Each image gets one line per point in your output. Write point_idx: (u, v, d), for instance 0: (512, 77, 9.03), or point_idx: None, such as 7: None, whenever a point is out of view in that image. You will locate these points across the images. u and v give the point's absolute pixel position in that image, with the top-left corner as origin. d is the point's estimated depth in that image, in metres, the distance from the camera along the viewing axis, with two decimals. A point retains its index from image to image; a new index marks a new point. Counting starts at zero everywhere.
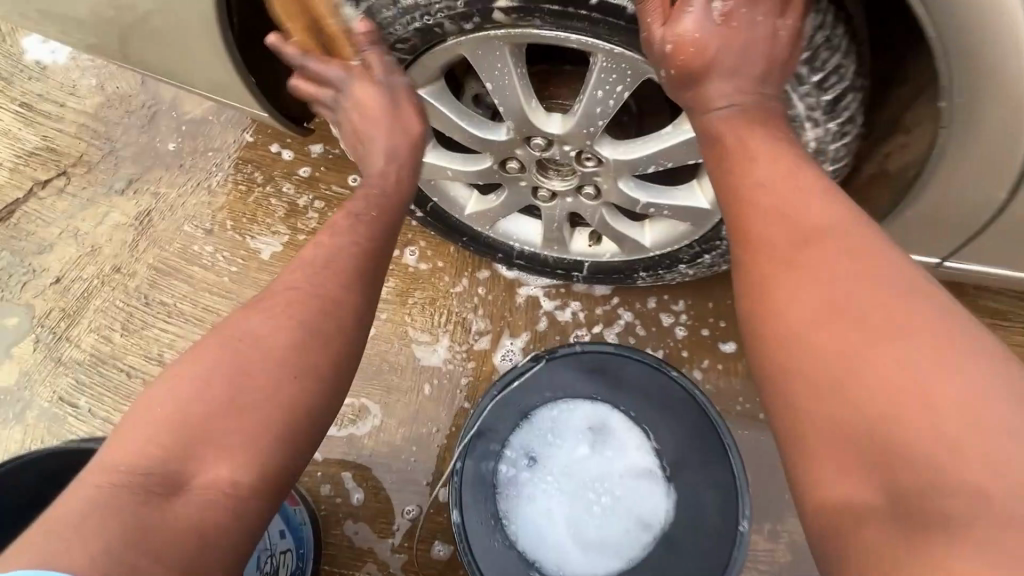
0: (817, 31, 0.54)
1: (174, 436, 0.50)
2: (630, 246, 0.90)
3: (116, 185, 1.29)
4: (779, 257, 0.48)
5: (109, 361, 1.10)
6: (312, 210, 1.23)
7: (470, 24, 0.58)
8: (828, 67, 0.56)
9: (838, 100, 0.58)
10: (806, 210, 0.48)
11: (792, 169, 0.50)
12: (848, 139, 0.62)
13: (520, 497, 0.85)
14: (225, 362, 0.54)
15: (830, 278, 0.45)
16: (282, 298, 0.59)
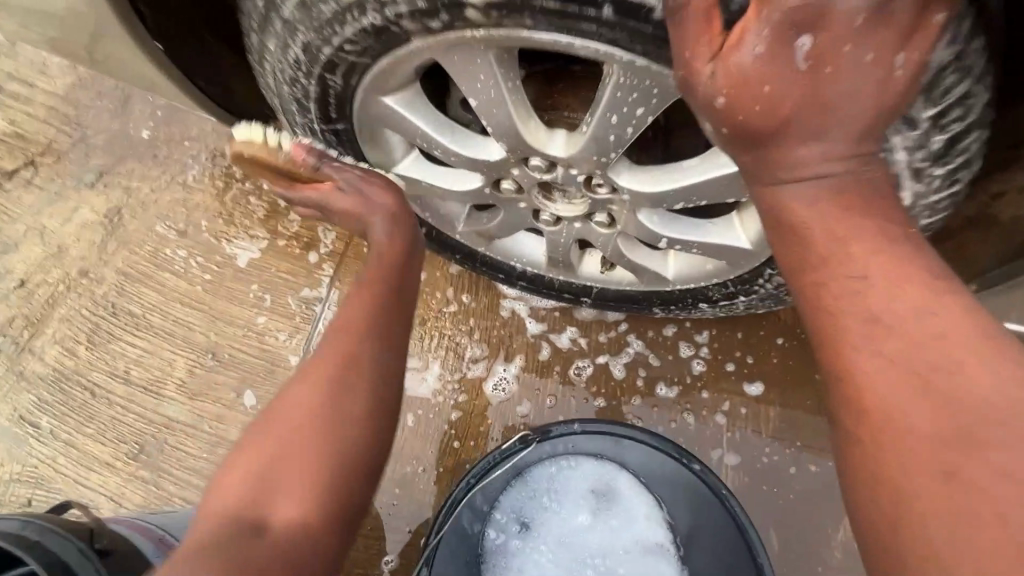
0: (950, 47, 0.38)
1: (253, 474, 0.47)
2: (650, 278, 0.75)
3: (86, 177, 1.18)
4: (896, 426, 0.34)
5: (73, 377, 1.02)
6: (294, 211, 1.10)
7: (437, 23, 0.43)
8: (951, 98, 0.41)
9: (955, 141, 0.44)
10: (938, 362, 0.33)
11: (923, 299, 0.35)
12: (957, 185, 0.48)
13: (510, 569, 0.74)
14: (283, 409, 0.51)
15: (990, 481, 0.31)
16: (315, 359, 0.53)
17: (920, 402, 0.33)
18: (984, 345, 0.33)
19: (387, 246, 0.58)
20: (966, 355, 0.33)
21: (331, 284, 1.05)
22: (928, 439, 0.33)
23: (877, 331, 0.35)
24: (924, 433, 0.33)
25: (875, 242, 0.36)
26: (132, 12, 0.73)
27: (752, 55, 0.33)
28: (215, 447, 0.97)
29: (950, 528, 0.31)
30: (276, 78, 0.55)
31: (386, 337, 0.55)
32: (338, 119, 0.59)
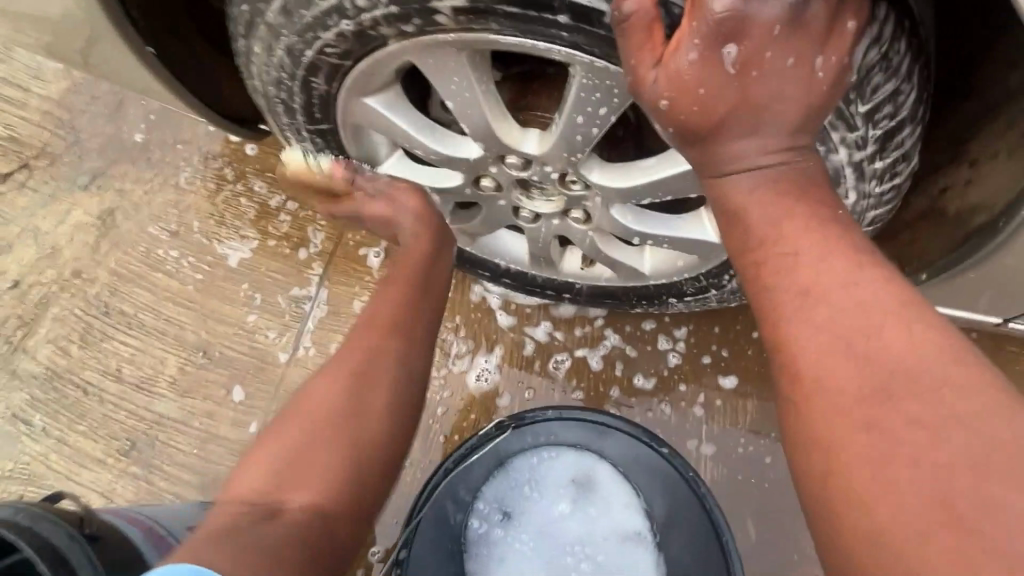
0: (874, 46, 0.41)
1: (278, 459, 0.52)
2: (626, 272, 0.77)
3: (80, 180, 1.20)
4: (829, 392, 0.36)
5: (65, 375, 1.03)
6: (284, 212, 1.12)
7: (410, 27, 0.46)
8: (881, 94, 0.44)
9: (891, 136, 0.46)
10: (865, 332, 0.36)
11: (848, 271, 0.38)
12: (901, 178, 0.51)
13: (491, 557, 0.76)
14: (312, 395, 0.57)
15: (912, 437, 0.33)
16: (344, 352, 0.60)
17: (853, 369, 0.36)
18: (902, 309, 0.36)
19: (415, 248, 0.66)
20: (886, 318, 0.36)
21: (320, 282, 1.07)
22: (859, 401, 0.35)
23: (811, 307, 0.38)
24: (853, 394, 0.35)
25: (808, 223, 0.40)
26: (126, 18, 0.76)
27: (689, 59, 0.37)
28: (204, 443, 0.98)
29: (880, 482, 0.33)
30: (261, 80, 0.58)
31: (404, 332, 0.61)
32: (323, 119, 0.61)
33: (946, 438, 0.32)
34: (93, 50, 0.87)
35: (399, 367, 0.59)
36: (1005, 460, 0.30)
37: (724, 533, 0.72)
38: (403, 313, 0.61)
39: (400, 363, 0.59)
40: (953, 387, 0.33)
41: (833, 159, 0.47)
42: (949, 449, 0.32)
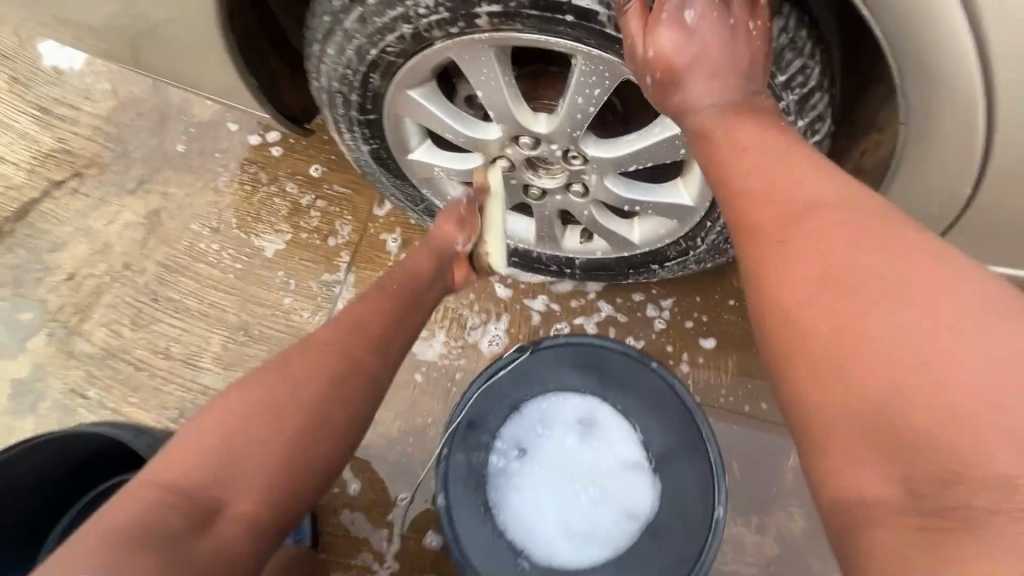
0: (782, 33, 0.57)
1: (211, 458, 0.54)
2: (619, 242, 0.92)
3: (127, 185, 1.34)
4: (814, 252, 0.44)
5: (119, 354, 1.15)
6: (315, 209, 1.26)
7: (455, 28, 0.61)
8: (793, 68, 0.59)
9: (805, 99, 0.61)
10: (802, 193, 0.47)
11: (777, 147, 0.51)
12: (821, 136, 0.66)
13: (509, 487, 0.87)
14: (256, 398, 0.58)
15: (812, 237, 0.45)
16: (308, 351, 0.63)
17: (836, 242, 0.43)
18: (809, 163, 0.49)
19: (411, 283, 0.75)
20: (794, 169, 0.49)
21: (349, 268, 1.21)
22: (845, 268, 0.42)
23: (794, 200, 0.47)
24: (773, 218, 0.48)
25: (780, 146, 0.51)
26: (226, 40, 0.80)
27: (667, 21, 0.53)
28: None
29: (815, 296, 0.42)
30: (327, 77, 0.72)
31: (377, 349, 0.67)
32: (373, 110, 0.76)
33: (839, 232, 0.44)
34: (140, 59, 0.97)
35: (358, 385, 0.63)
36: (877, 241, 0.42)
37: (710, 445, 0.84)
38: (383, 335, 0.68)
39: (362, 383, 0.64)
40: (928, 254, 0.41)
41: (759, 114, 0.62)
42: (938, 294, 0.38)
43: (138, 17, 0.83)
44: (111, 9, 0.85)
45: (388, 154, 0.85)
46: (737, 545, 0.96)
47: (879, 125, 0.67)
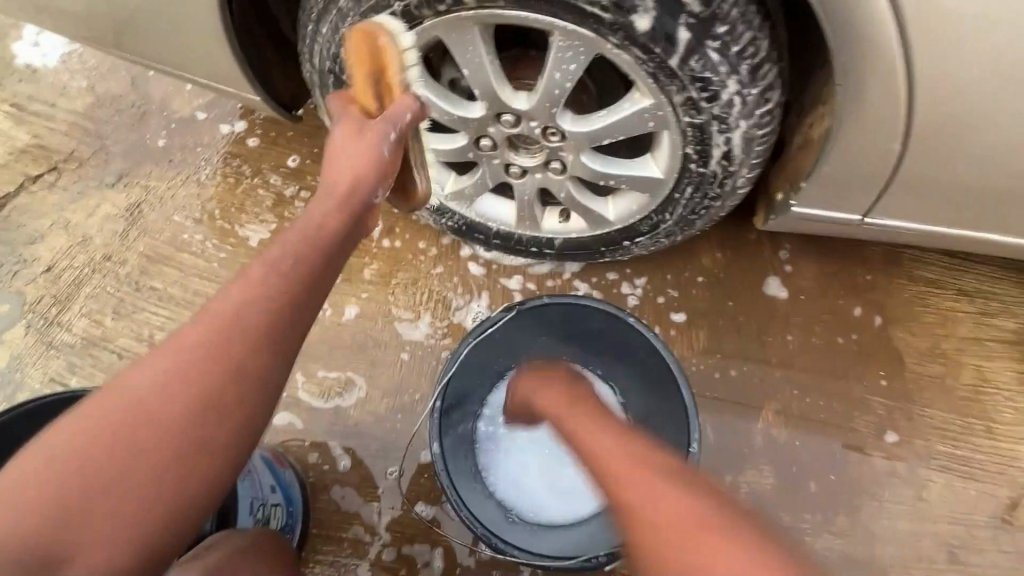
0: (735, 8, 0.65)
1: (57, 505, 0.48)
2: (596, 219, 0.96)
3: (107, 179, 1.33)
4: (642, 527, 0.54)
5: (102, 342, 1.16)
6: (299, 200, 1.29)
7: (443, 7, 0.67)
8: (744, 40, 0.66)
9: (756, 68, 0.69)
10: (572, 409, 0.76)
11: (557, 378, 0.84)
12: (771, 105, 0.73)
13: (497, 450, 0.91)
14: (101, 426, 0.49)
15: (583, 427, 0.71)
16: (172, 352, 0.52)
17: (594, 431, 0.68)
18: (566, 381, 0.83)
19: (311, 245, 0.59)
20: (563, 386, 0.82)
21: None
22: (616, 471, 0.60)
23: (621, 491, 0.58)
24: (560, 412, 0.77)
25: (582, 404, 0.76)
26: (225, 24, 0.83)
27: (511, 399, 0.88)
28: None
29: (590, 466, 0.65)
30: (320, 57, 0.78)
31: (268, 344, 0.54)
32: None
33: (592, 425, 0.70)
34: (121, 46, 0.99)
35: (241, 397, 0.53)
36: (603, 423, 0.70)
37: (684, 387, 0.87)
38: (277, 322, 0.55)
39: (242, 389, 0.53)
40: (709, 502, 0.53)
41: (715, 78, 0.68)
42: (619, 450, 0.63)
43: (122, 3, 0.87)
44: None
45: None
46: None
47: (822, 99, 0.74)
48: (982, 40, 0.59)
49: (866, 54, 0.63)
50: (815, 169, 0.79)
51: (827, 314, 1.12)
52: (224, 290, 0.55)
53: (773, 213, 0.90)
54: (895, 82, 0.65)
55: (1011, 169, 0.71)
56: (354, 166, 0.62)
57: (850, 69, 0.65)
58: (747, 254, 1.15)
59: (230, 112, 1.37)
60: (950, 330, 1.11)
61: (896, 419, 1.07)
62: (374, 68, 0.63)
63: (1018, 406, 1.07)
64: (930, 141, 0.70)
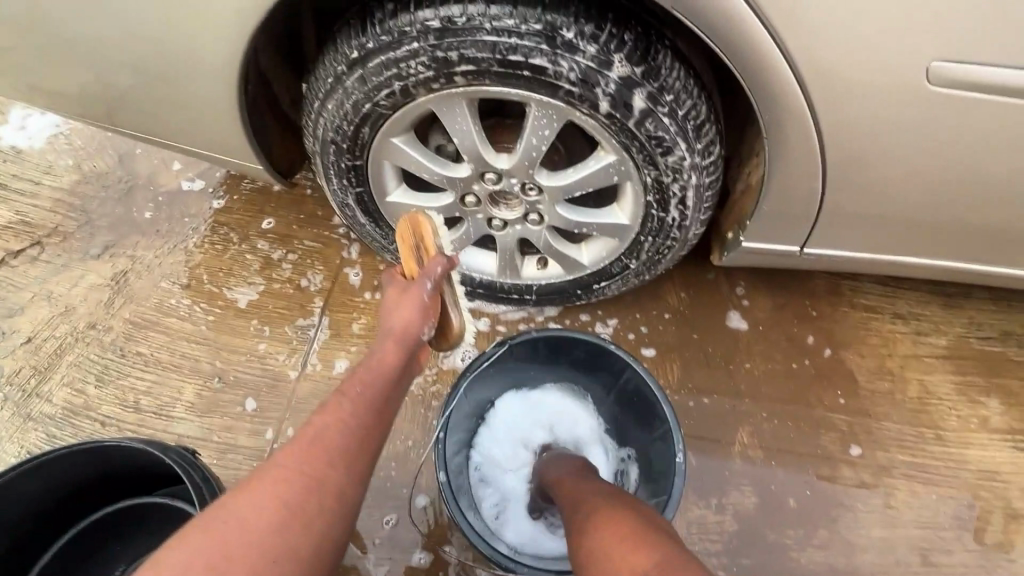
0: (679, 81, 0.78)
1: None
2: (572, 264, 1.06)
3: (92, 251, 1.35)
4: (581, 522, 0.67)
5: (82, 412, 1.18)
6: (287, 262, 1.32)
7: (437, 84, 0.79)
8: (688, 105, 0.80)
9: (700, 126, 0.82)
10: (562, 464, 0.87)
11: (560, 452, 0.94)
12: (715, 157, 0.86)
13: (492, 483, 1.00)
14: (206, 552, 0.50)
15: (566, 476, 0.82)
16: (268, 477, 0.57)
17: (574, 478, 0.80)
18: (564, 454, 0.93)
19: (382, 375, 0.65)
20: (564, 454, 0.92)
21: (322, 312, 1.27)
22: (589, 495, 0.72)
23: (573, 506, 0.72)
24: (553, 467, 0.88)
25: (572, 461, 0.87)
26: (239, 103, 0.93)
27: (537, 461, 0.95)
28: (224, 452, 1.15)
29: (567, 496, 0.76)
30: (323, 128, 0.88)
31: (354, 463, 0.60)
32: (361, 156, 0.91)
33: (573, 474, 0.81)
34: (124, 123, 1.06)
35: (328, 513, 0.57)
36: (582, 473, 0.81)
37: (665, 402, 0.86)
38: (358, 440, 0.61)
39: (330, 504, 0.57)
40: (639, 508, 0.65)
41: (668, 136, 0.80)
42: (589, 489, 0.74)
43: (131, 84, 0.95)
44: (93, 78, 0.97)
45: (369, 197, 0.99)
46: (700, 526, 1.09)
47: (756, 152, 0.88)
48: (872, 99, 0.74)
49: (786, 113, 0.78)
50: (756, 208, 0.92)
51: (784, 341, 1.24)
52: (315, 417, 0.62)
53: (725, 249, 1.03)
54: (810, 135, 0.79)
55: (915, 201, 0.86)
56: (402, 307, 0.69)
57: (772, 126, 0.80)
58: (707, 291, 1.27)
59: (217, 183, 1.42)
60: (892, 349, 1.24)
61: (858, 433, 1.17)
62: (417, 240, 0.76)
63: (960, 413, 1.18)
64: (844, 181, 0.85)
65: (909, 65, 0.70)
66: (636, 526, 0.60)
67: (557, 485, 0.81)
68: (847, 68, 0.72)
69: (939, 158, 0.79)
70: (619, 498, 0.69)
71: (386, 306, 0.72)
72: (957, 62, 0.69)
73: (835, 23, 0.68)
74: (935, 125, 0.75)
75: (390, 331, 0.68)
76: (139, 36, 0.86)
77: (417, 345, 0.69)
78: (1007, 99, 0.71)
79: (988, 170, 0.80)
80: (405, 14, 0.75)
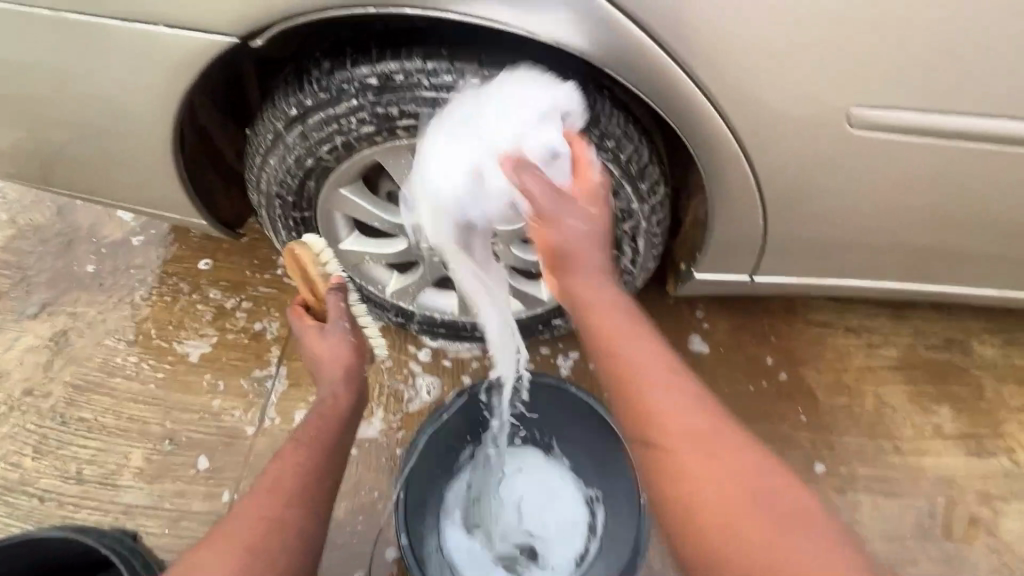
0: (619, 126, 0.79)
1: None
2: (533, 301, 1.05)
3: (29, 310, 1.28)
4: (693, 470, 0.55)
5: (20, 487, 1.10)
6: (241, 310, 1.28)
7: (381, 138, 0.79)
8: (631, 148, 0.81)
9: (644, 168, 0.83)
10: (589, 259, 0.66)
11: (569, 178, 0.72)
12: (662, 195, 0.88)
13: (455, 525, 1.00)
14: None
15: (604, 322, 0.64)
16: (227, 528, 0.60)
17: (626, 337, 0.63)
18: (588, 209, 0.69)
19: (327, 415, 0.71)
20: (580, 218, 0.67)
21: (280, 362, 1.23)
22: (662, 394, 0.59)
23: (685, 448, 0.56)
24: (582, 288, 0.66)
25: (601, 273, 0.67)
26: (174, 159, 0.90)
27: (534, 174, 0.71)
28: (177, 521, 1.08)
29: (624, 372, 0.61)
30: (267, 183, 0.86)
31: (309, 501, 0.64)
32: (308, 209, 0.89)
33: (616, 322, 0.64)
34: (58, 181, 1.02)
35: (288, 552, 0.60)
36: (619, 323, 0.64)
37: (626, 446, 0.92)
38: (312, 478, 0.65)
39: (290, 543, 0.60)
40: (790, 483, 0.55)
41: (612, 179, 0.83)
42: (659, 378, 0.60)
43: (61, 141, 0.91)
44: (18, 135, 0.92)
45: None
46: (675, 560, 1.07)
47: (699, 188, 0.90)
48: (801, 138, 0.77)
49: (723, 156, 0.81)
50: (704, 242, 0.95)
51: (745, 362, 1.26)
52: (267, 467, 0.67)
53: (680, 280, 1.05)
54: (747, 175, 0.82)
55: (850, 229, 0.90)
56: (326, 351, 0.74)
57: (710, 168, 0.83)
58: (667, 317, 1.29)
59: (166, 232, 1.37)
60: (847, 363, 1.27)
61: (821, 450, 1.19)
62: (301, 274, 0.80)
63: (914, 423, 1.22)
64: (784, 215, 0.88)
65: (830, 103, 0.74)
66: (782, 523, 0.52)
67: (628, 389, 0.60)
68: (776, 102, 0.74)
69: (864, 188, 0.83)
70: (721, 446, 0.56)
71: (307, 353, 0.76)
72: (875, 104, 0.73)
73: (761, 76, 0.72)
74: (859, 164, 0.80)
75: (325, 376, 0.73)
76: (65, 91, 0.83)
77: (356, 377, 0.74)
78: (920, 137, 0.76)
79: (914, 202, 0.85)
80: (342, 71, 0.75)
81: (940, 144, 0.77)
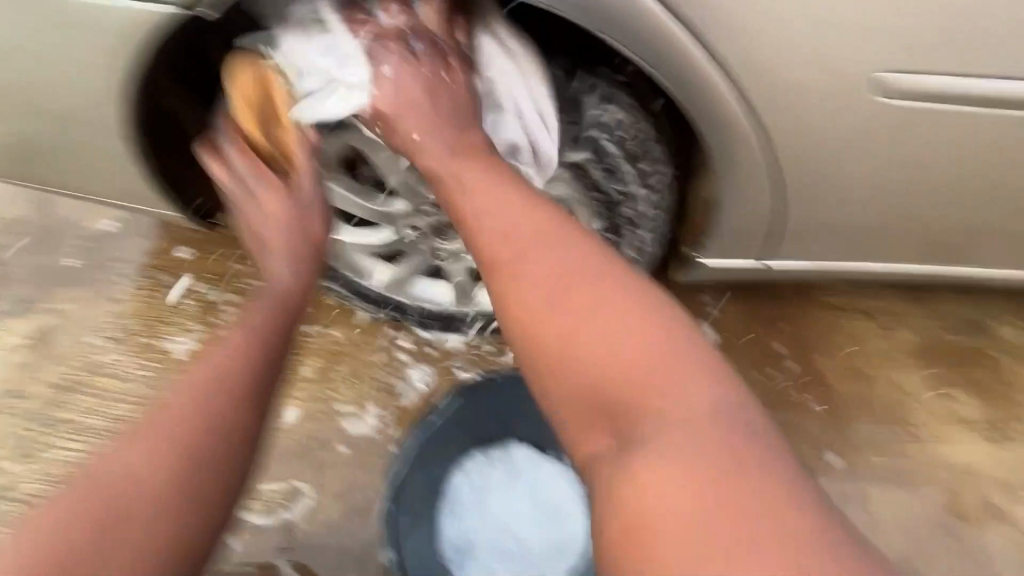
0: (617, 104, 0.76)
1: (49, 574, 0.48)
2: None
3: (9, 308, 1.24)
4: (528, 275, 0.60)
5: (5, 491, 1.08)
6: (227, 304, 1.23)
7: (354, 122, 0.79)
8: (628, 126, 0.77)
9: (645, 147, 0.79)
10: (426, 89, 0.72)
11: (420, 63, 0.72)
12: (665, 175, 0.83)
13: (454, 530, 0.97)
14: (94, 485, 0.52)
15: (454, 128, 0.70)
16: (159, 411, 0.57)
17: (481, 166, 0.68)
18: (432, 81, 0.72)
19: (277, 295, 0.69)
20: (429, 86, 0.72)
21: None
22: (512, 207, 0.64)
23: (517, 254, 0.62)
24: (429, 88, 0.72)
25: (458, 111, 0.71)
26: (133, 142, 0.84)
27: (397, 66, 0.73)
28: None
29: (482, 190, 0.66)
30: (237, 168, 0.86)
31: (247, 397, 0.59)
32: None
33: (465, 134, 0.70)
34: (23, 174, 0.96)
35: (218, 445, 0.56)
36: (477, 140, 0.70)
37: None
38: (251, 369, 0.60)
39: (221, 439, 0.56)
40: (678, 329, 0.56)
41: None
42: (509, 196, 0.65)
43: (22, 130, 0.86)
44: None
45: None
46: None
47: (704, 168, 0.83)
48: (816, 110, 0.71)
49: (735, 132, 0.74)
50: (715, 224, 0.87)
51: (753, 348, 1.21)
52: (208, 348, 0.63)
53: (684, 268, 0.98)
54: (759, 153, 0.76)
55: (868, 209, 0.83)
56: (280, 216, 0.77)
57: (720, 146, 0.76)
58: None
59: (148, 223, 1.31)
60: (861, 347, 1.22)
61: (832, 439, 1.14)
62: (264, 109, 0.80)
63: (930, 409, 1.17)
64: (798, 194, 0.81)
65: (847, 69, 0.67)
66: (602, 307, 0.57)
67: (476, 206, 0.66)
68: (787, 68, 0.67)
69: (884, 164, 0.76)
70: (552, 246, 0.61)
71: (252, 215, 0.78)
72: (899, 70, 0.67)
73: (773, 42, 0.65)
74: (879, 137, 0.73)
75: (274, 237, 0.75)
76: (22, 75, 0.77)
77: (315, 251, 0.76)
78: (947, 106, 0.70)
79: (939, 179, 0.78)
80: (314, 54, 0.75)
81: (968, 114, 0.71)
